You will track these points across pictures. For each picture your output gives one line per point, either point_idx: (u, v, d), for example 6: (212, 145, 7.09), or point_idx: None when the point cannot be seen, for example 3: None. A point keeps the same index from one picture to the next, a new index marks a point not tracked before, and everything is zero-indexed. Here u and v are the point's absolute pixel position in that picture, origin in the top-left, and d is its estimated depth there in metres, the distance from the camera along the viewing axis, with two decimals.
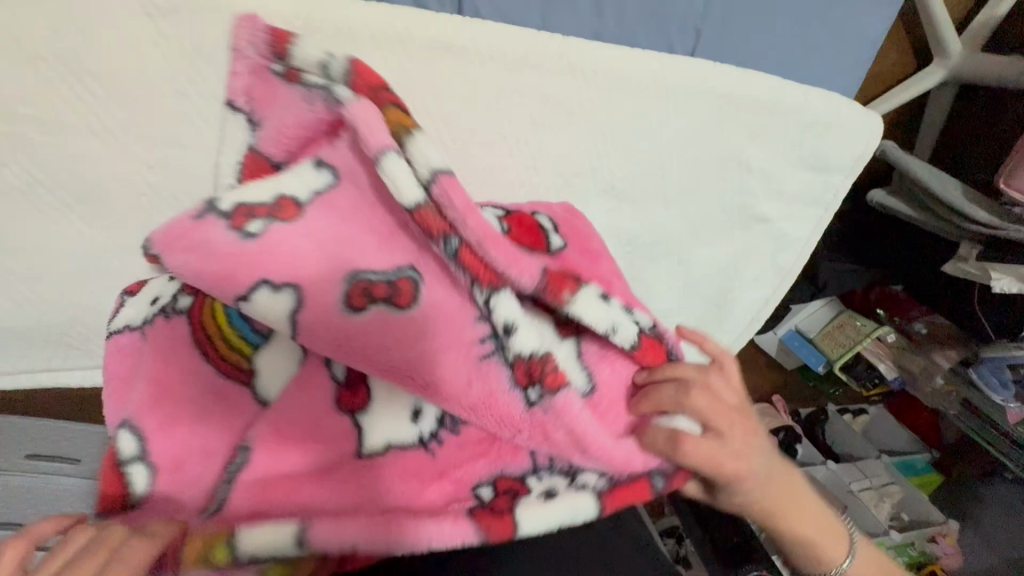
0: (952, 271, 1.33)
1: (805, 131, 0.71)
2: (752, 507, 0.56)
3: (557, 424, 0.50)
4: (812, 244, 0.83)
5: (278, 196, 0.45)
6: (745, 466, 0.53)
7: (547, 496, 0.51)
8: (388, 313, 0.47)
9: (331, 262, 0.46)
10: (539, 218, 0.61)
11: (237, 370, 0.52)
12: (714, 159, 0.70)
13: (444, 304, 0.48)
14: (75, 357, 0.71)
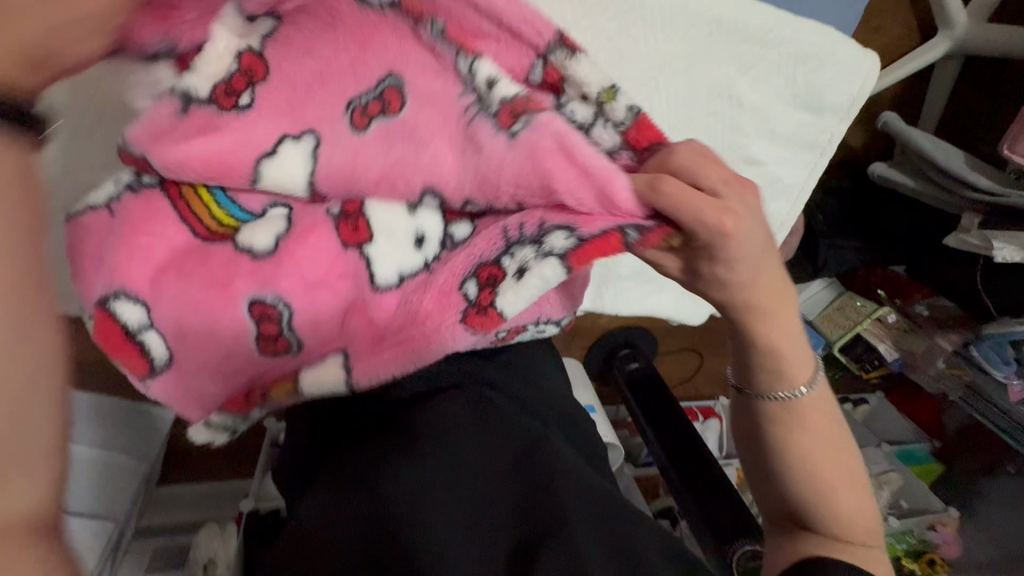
0: (951, 243, 1.28)
1: (801, 65, 0.69)
2: (751, 302, 0.44)
3: (537, 165, 0.40)
4: (807, 193, 0.80)
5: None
6: (737, 223, 0.40)
7: (522, 274, 0.40)
8: (387, 127, 0.42)
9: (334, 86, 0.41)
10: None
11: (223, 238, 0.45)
12: (703, 92, 0.68)
13: (427, 84, 0.42)
14: None
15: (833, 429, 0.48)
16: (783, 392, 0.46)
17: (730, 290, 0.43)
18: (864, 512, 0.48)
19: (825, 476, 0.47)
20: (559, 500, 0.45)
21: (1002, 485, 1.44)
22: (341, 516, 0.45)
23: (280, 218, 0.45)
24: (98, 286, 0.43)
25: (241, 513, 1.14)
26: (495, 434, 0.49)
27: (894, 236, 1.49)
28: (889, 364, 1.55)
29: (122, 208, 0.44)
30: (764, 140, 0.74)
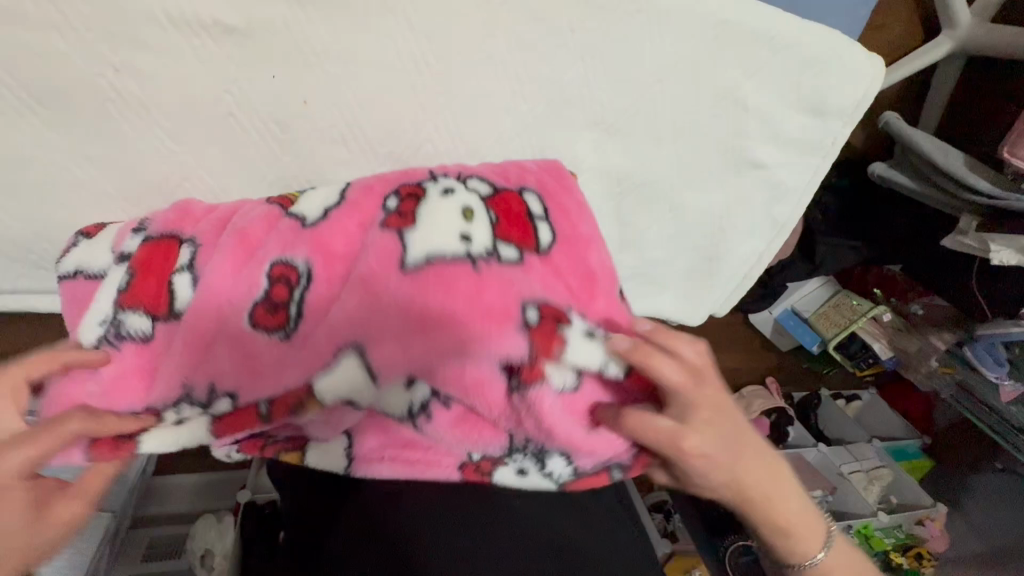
0: (948, 244, 1.28)
1: (807, 69, 0.69)
2: (749, 497, 0.48)
3: (528, 415, 0.46)
4: (808, 196, 0.81)
5: (272, 271, 0.49)
6: (700, 448, 0.45)
7: (522, 475, 0.48)
8: (402, 338, 0.46)
9: (356, 324, 0.47)
10: (527, 199, 0.56)
11: (261, 321, 0.48)
12: (708, 95, 0.67)
13: (408, 352, 0.46)
14: (42, 287, 0.64)
15: (854, 556, 0.53)
16: (803, 563, 0.51)
17: (712, 489, 0.48)
18: None
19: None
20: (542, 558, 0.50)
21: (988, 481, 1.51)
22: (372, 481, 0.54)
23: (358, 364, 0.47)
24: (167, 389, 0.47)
25: (238, 503, 1.15)
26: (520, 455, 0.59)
27: (891, 236, 1.46)
28: (883, 362, 1.59)
29: (154, 334, 0.48)
30: (768, 143, 0.74)
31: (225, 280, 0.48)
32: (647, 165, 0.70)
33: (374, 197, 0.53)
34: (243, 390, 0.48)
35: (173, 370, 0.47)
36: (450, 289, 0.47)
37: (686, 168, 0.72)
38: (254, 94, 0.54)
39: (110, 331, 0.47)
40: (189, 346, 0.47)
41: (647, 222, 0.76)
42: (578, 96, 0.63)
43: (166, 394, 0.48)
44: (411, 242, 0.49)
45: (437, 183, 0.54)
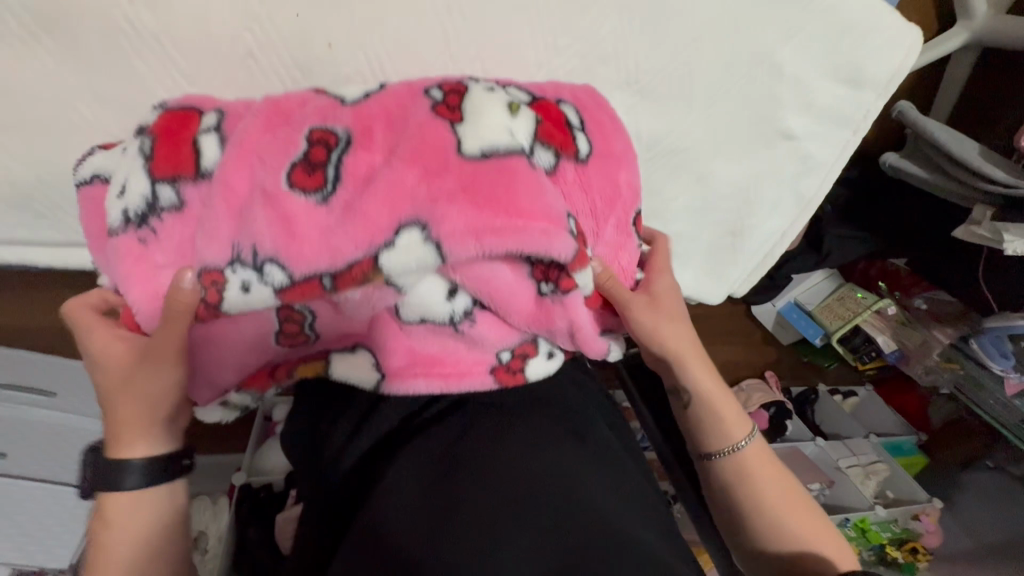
0: (961, 236, 1.25)
1: (845, 36, 0.67)
2: (692, 375, 0.61)
3: (561, 313, 0.51)
4: (836, 172, 0.79)
5: (311, 137, 0.46)
6: (665, 321, 0.60)
7: (550, 358, 0.56)
8: (467, 217, 0.42)
9: (416, 195, 0.43)
10: (564, 108, 0.54)
11: (298, 187, 0.44)
12: (745, 58, 0.65)
13: (475, 227, 0.42)
14: (48, 238, 0.61)
15: (784, 479, 0.61)
16: (729, 447, 0.61)
17: (670, 356, 0.61)
18: (819, 525, 0.59)
19: (789, 524, 0.58)
20: (563, 512, 0.45)
21: (981, 480, 1.50)
22: (397, 474, 0.47)
23: (423, 244, 0.43)
24: (220, 248, 0.44)
25: (232, 486, 1.18)
26: (573, 454, 0.51)
27: (896, 229, 1.43)
28: (887, 356, 1.55)
29: (187, 203, 0.45)
30: (800, 113, 0.72)
31: (262, 145, 0.45)
32: (679, 131, 0.68)
33: (414, 89, 0.50)
34: (291, 261, 0.43)
35: (211, 230, 0.44)
36: (511, 178, 0.44)
37: (716, 138, 0.70)
38: (277, 32, 0.51)
39: (145, 205, 0.45)
40: (228, 212, 0.44)
41: (672, 191, 0.74)
42: (611, 55, 0.60)
43: (220, 250, 0.44)
44: (463, 132, 0.45)
45: (480, 82, 0.51)
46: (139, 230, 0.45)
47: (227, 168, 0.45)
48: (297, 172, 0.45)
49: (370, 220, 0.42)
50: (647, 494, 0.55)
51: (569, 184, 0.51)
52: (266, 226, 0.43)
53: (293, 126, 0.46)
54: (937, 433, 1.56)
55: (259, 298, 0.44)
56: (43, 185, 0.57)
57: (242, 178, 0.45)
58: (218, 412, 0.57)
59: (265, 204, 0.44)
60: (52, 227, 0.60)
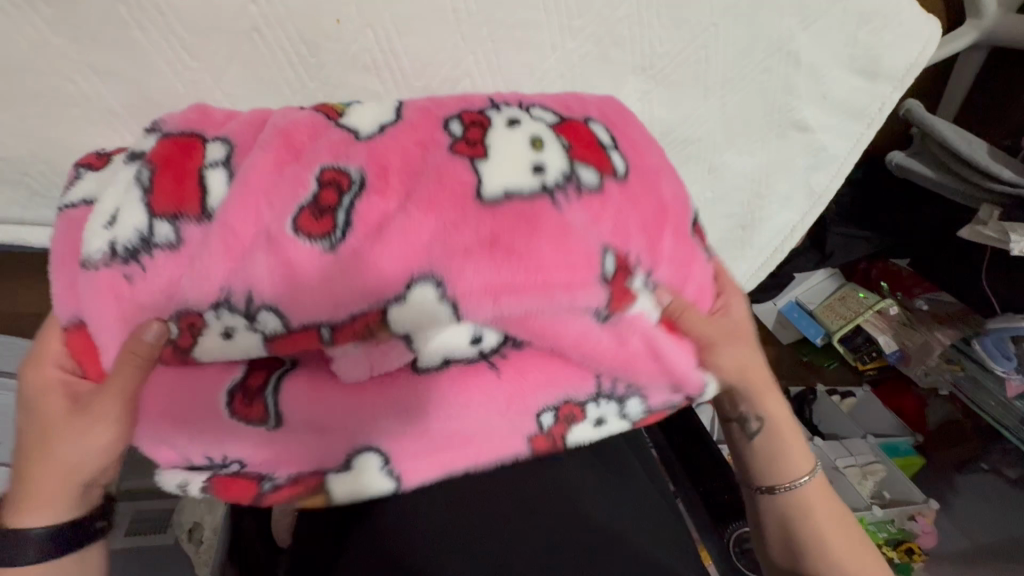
0: (965, 235, 1.23)
1: (863, 25, 0.66)
2: (763, 406, 0.57)
3: (631, 334, 0.46)
4: (849, 165, 0.77)
5: (320, 174, 0.41)
6: (741, 354, 0.54)
7: (600, 425, 0.48)
8: (487, 275, 0.39)
9: (433, 246, 0.39)
10: (598, 127, 0.49)
11: (301, 229, 0.40)
12: (762, 45, 0.63)
13: (494, 283, 0.40)
14: (44, 217, 0.59)
15: (836, 509, 0.59)
16: (789, 482, 0.58)
17: (743, 388, 0.56)
18: (867, 555, 0.58)
19: (837, 556, 0.57)
20: (562, 522, 0.52)
21: (976, 481, 1.49)
22: (427, 482, 0.53)
23: (437, 299, 0.40)
24: (206, 291, 0.41)
25: None
26: (578, 463, 0.57)
27: (899, 227, 1.40)
28: (887, 356, 1.51)
29: (184, 241, 0.41)
30: (815, 104, 0.70)
31: (266, 180, 0.41)
32: (692, 119, 0.66)
33: (434, 118, 0.45)
34: (285, 308, 0.40)
35: (198, 272, 0.40)
36: (535, 231, 0.41)
37: (728, 127, 0.69)
38: (283, 6, 0.49)
39: (138, 243, 0.41)
40: (222, 252, 0.40)
41: (683, 182, 0.72)
42: (626, 38, 0.59)
43: (208, 294, 0.41)
44: (485, 172, 0.42)
45: (504, 111, 0.47)
46: (128, 266, 0.41)
47: (227, 204, 0.41)
48: (302, 212, 0.40)
49: (384, 273, 0.39)
50: (653, 496, 0.59)
51: (615, 203, 0.44)
52: (264, 274, 0.40)
53: (301, 160, 0.42)
54: (935, 434, 1.56)
55: (246, 344, 0.42)
56: (39, 163, 0.55)
57: (240, 216, 0.40)
58: (175, 485, 0.45)
59: (267, 247, 0.40)
60: (48, 207, 0.59)
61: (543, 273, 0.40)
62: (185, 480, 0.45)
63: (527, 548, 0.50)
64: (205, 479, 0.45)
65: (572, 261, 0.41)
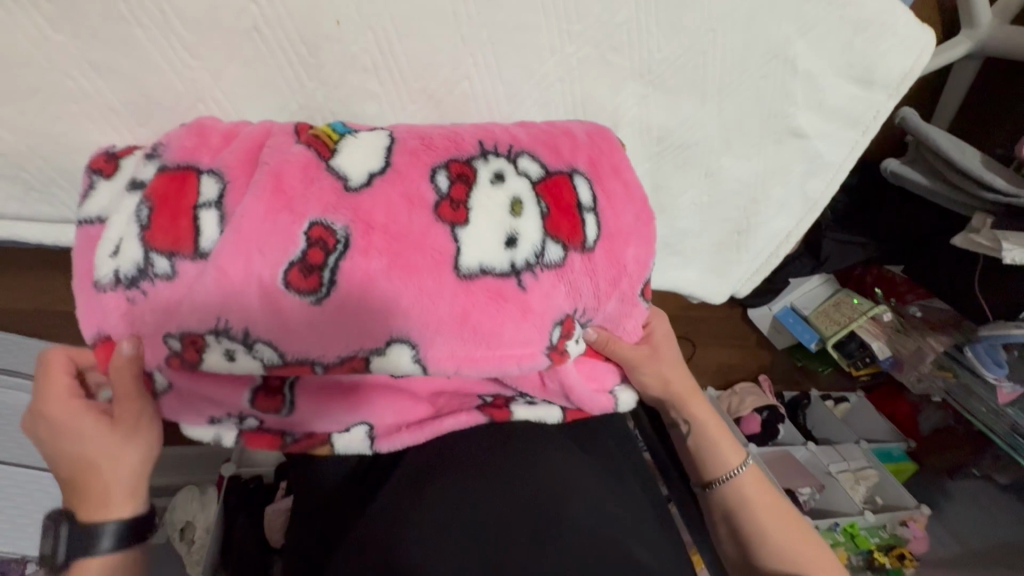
0: (959, 243, 1.24)
1: (859, 34, 0.66)
2: (689, 407, 0.64)
3: (553, 378, 0.56)
4: (844, 171, 0.78)
5: (310, 233, 0.43)
6: (657, 365, 0.62)
7: (532, 404, 0.58)
8: (453, 344, 0.47)
9: (411, 313, 0.45)
10: (577, 185, 0.53)
11: (296, 285, 0.43)
12: (759, 52, 0.64)
13: (459, 351, 0.47)
14: (41, 213, 0.59)
15: (777, 498, 0.64)
16: (725, 475, 0.63)
17: (667, 393, 0.64)
18: (811, 544, 0.61)
19: (778, 544, 0.60)
20: (564, 532, 0.52)
21: (968, 487, 1.49)
22: (422, 484, 0.53)
23: (410, 361, 0.46)
24: (205, 323, 0.43)
25: (220, 478, 1.20)
26: (578, 471, 0.56)
27: (894, 234, 1.42)
28: (880, 362, 1.54)
29: (179, 275, 0.44)
30: (812, 111, 0.71)
31: (261, 235, 0.43)
32: (690, 124, 0.67)
33: (422, 169, 0.48)
34: (284, 341, 0.44)
35: (195, 308, 0.43)
36: (501, 307, 0.47)
37: (725, 134, 0.69)
38: (284, 5, 0.49)
39: (137, 272, 0.44)
40: (218, 297, 0.43)
41: (680, 186, 0.73)
42: (625, 41, 0.59)
43: (206, 325, 0.43)
44: (463, 244, 0.47)
45: (490, 164, 0.50)
46: (128, 290, 0.44)
47: (221, 252, 0.43)
48: (295, 270, 0.43)
49: (366, 332, 0.45)
50: (653, 517, 0.58)
51: (576, 274, 0.51)
52: (262, 320, 0.44)
53: (290, 214, 0.43)
54: (926, 440, 1.57)
55: (246, 366, 0.46)
56: (37, 159, 0.55)
57: (235, 270, 0.43)
58: (208, 433, 0.51)
59: (261, 297, 0.43)
60: (47, 203, 0.59)
61: (498, 345, 0.48)
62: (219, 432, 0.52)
63: (520, 556, 0.50)
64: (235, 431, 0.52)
65: (528, 332, 0.48)
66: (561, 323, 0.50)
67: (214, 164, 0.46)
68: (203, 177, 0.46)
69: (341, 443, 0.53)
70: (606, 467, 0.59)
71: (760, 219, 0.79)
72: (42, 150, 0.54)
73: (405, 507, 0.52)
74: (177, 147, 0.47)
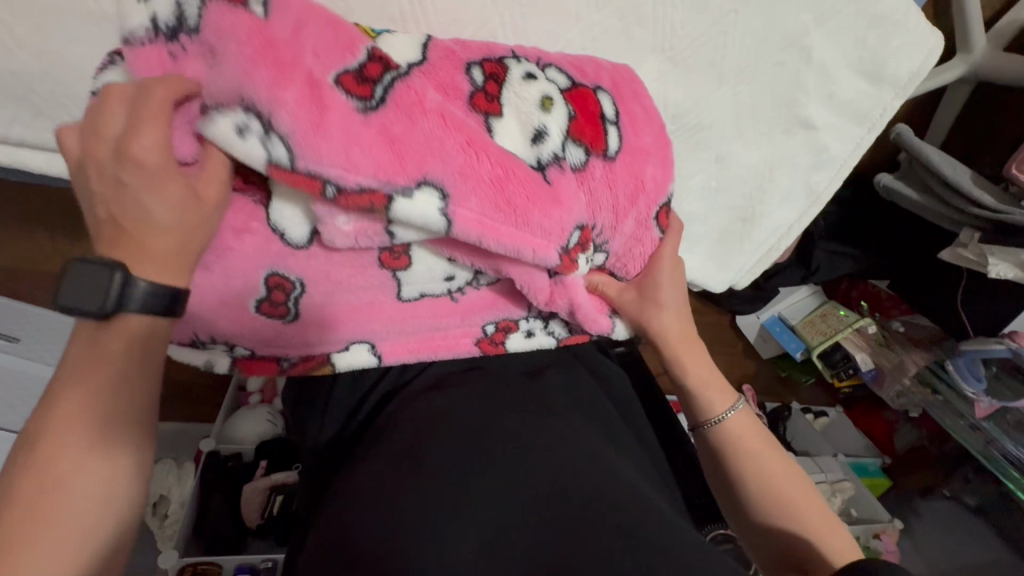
0: (946, 257, 1.26)
1: (872, 28, 0.68)
2: (672, 341, 0.64)
3: (562, 295, 0.57)
4: (849, 166, 0.80)
5: (372, 50, 0.43)
6: (654, 292, 0.63)
7: (530, 336, 0.63)
8: (485, 203, 0.45)
9: (449, 159, 0.43)
10: (602, 99, 0.55)
11: (344, 92, 0.41)
12: (776, 38, 0.65)
13: (487, 218, 0.45)
14: (47, 141, 0.58)
15: (779, 450, 0.62)
16: (713, 418, 0.63)
17: (654, 321, 0.63)
18: (808, 498, 0.59)
19: (774, 492, 0.59)
20: (578, 498, 0.46)
21: (938, 509, 1.50)
22: (429, 444, 0.49)
23: (438, 208, 0.43)
24: (227, 88, 0.39)
25: (201, 451, 1.15)
26: (590, 438, 0.54)
27: (888, 252, 1.43)
28: (862, 374, 1.53)
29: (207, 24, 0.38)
30: (823, 103, 0.72)
31: (319, 33, 0.40)
32: (705, 106, 0.68)
33: (456, 62, 0.48)
34: (302, 154, 0.39)
35: (228, 73, 0.38)
36: (531, 187, 0.47)
37: (739, 116, 0.70)
38: None
39: (175, 23, 0.39)
40: (255, 58, 0.37)
41: (690, 169, 0.74)
42: (650, 13, 0.60)
43: (229, 96, 0.39)
44: (496, 131, 0.48)
45: (521, 64, 0.51)
46: (167, 42, 0.39)
47: (275, 25, 0.39)
48: (350, 78, 0.41)
49: (401, 160, 0.42)
50: (663, 499, 0.53)
51: (596, 182, 0.52)
52: (292, 100, 0.38)
53: (352, 30, 0.43)
54: (900, 458, 1.60)
55: (246, 151, 0.39)
56: (48, 80, 0.54)
57: (285, 45, 0.39)
58: (200, 360, 0.57)
59: (304, 82, 0.39)
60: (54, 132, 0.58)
61: (526, 219, 0.47)
62: (211, 359, 0.57)
63: (526, 532, 0.44)
64: (228, 359, 0.57)
65: (559, 213, 0.48)
66: (580, 229, 0.51)
67: None
68: None
69: (340, 361, 0.58)
70: (609, 441, 0.57)
71: (768, 207, 0.81)
72: (53, 75, 0.53)
73: (401, 479, 0.47)
74: None
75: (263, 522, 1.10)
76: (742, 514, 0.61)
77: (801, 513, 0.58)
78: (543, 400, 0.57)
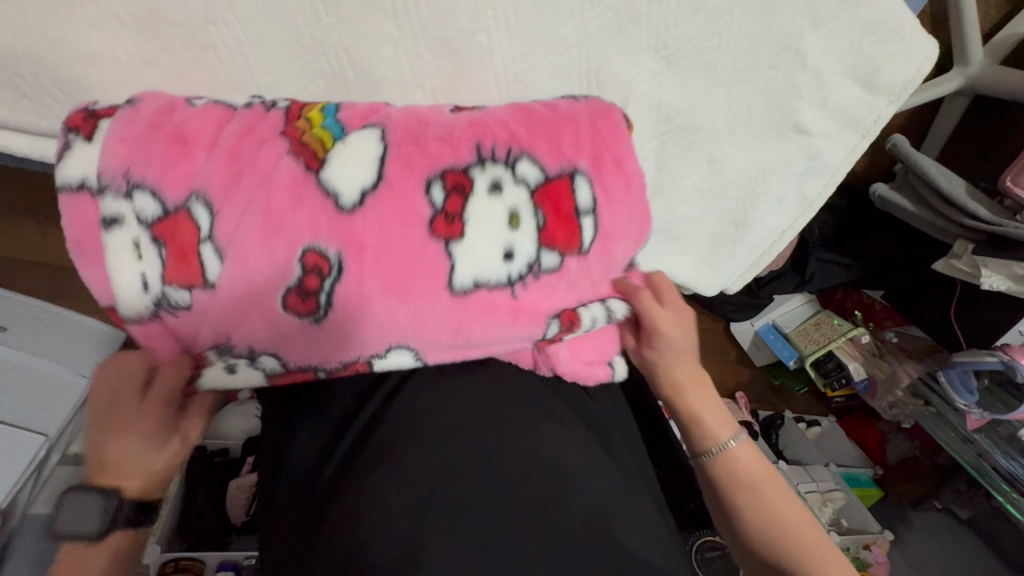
0: (940, 268, 1.25)
1: (867, 34, 0.68)
2: (674, 371, 0.65)
3: (546, 360, 0.57)
4: (841, 173, 0.80)
5: (305, 260, 0.48)
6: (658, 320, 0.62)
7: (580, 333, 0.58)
8: (452, 349, 0.52)
9: (406, 328, 0.50)
10: (576, 186, 0.55)
11: (296, 305, 0.49)
12: (771, 41, 0.65)
13: (455, 353, 0.53)
14: (30, 123, 0.57)
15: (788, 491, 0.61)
16: (714, 447, 0.62)
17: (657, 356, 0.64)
18: (819, 543, 0.58)
19: (779, 529, 0.58)
20: (560, 509, 0.46)
21: (932, 520, 1.50)
22: (408, 444, 0.47)
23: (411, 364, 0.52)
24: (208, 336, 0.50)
25: None
26: (582, 448, 0.52)
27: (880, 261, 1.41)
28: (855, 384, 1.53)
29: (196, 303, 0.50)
30: (816, 108, 0.72)
31: (257, 260, 0.47)
32: (698, 106, 0.67)
33: (415, 182, 0.50)
34: (283, 354, 0.51)
35: (207, 322, 0.50)
36: (491, 314, 0.52)
37: (732, 119, 0.70)
38: None
39: (158, 304, 0.49)
40: (228, 312, 0.49)
41: (683, 172, 0.74)
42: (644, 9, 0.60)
43: (215, 334, 0.50)
44: (456, 255, 0.51)
45: (485, 174, 0.52)
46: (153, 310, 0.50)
47: (226, 279, 0.48)
48: (294, 297, 0.49)
49: (364, 343, 0.50)
50: (646, 504, 0.52)
51: (570, 275, 0.56)
52: (260, 329, 0.50)
53: (287, 240, 0.47)
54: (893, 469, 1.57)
55: (246, 377, 0.52)
56: (31, 61, 0.53)
57: (236, 291, 0.48)
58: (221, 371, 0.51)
59: (265, 316, 0.49)
60: (38, 115, 0.57)
61: (493, 347, 0.54)
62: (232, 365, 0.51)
63: (502, 543, 0.43)
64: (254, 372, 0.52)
65: (525, 326, 0.54)
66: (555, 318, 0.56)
67: (206, 188, 0.47)
68: (198, 203, 0.47)
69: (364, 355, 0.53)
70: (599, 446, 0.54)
71: (762, 214, 0.80)
72: (37, 55, 0.52)
73: (378, 482, 0.45)
74: (191, 114, 0.50)
75: (248, 520, 1.09)
76: (747, 553, 0.59)
77: (811, 557, 0.56)
78: (538, 402, 0.54)
